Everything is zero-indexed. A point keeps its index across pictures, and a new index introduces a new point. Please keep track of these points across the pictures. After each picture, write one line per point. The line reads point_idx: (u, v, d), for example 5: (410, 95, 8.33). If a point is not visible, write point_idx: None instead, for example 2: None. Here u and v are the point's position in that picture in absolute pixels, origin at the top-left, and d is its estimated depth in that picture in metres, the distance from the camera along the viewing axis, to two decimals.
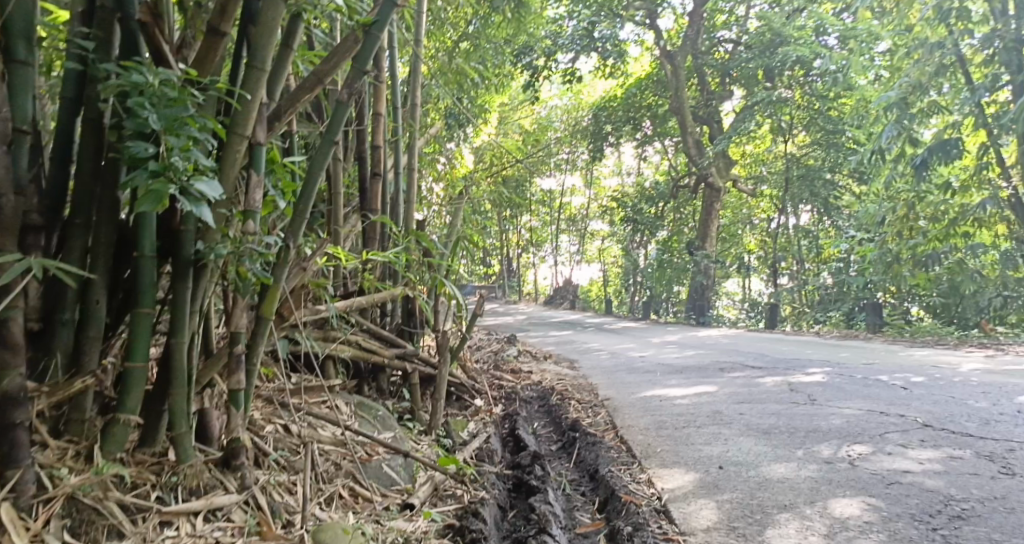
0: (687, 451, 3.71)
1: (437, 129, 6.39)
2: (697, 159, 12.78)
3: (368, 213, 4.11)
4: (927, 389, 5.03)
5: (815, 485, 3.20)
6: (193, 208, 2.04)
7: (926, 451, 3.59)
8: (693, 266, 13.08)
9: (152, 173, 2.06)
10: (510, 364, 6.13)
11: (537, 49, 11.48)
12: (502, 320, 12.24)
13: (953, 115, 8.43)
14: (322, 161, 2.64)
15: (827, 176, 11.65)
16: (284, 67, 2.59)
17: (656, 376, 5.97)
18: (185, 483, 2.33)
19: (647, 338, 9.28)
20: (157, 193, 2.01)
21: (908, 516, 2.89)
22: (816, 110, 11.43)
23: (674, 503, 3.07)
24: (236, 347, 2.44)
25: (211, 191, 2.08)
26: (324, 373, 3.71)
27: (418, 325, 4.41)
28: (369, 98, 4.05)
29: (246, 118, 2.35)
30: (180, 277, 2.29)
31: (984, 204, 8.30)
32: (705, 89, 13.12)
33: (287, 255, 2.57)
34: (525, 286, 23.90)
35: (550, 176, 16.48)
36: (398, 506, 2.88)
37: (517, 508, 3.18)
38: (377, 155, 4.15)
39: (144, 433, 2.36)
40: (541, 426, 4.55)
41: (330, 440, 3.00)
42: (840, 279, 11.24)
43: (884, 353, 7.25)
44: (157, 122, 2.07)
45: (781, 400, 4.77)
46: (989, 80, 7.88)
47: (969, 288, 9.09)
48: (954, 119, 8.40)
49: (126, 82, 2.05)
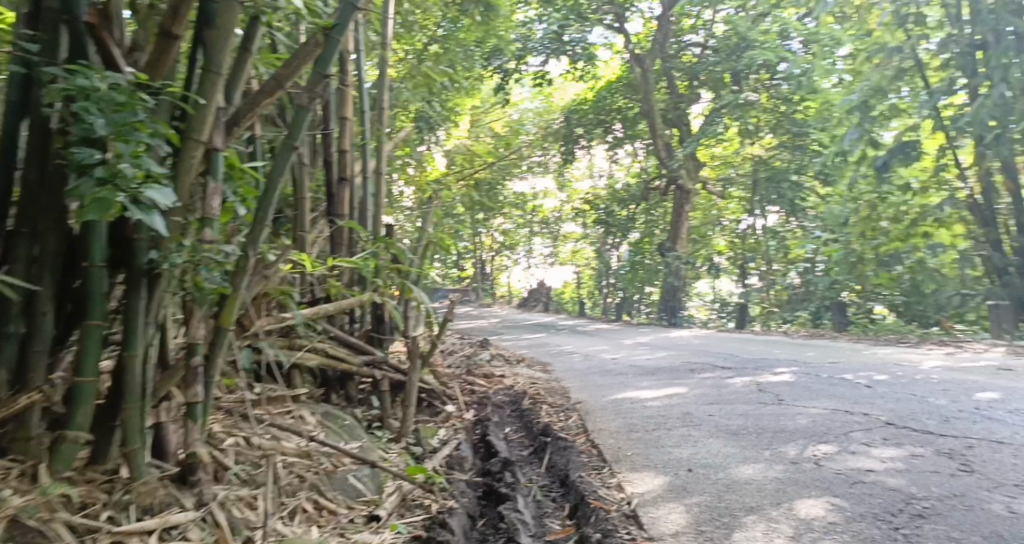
0: (657, 454, 3.68)
1: (407, 133, 6.35)
2: (667, 162, 12.84)
3: (335, 218, 4.03)
4: (891, 387, 5.06)
5: (782, 486, 3.18)
6: (143, 217, 1.97)
7: (889, 449, 3.60)
8: (664, 267, 13.12)
9: (99, 181, 1.99)
10: (482, 369, 6.08)
11: (507, 52, 11.45)
12: (475, 324, 12.20)
13: (913, 118, 8.49)
14: (282, 167, 2.58)
15: (793, 178, 11.73)
16: (243, 70, 2.52)
17: (628, 378, 5.95)
18: (138, 501, 2.31)
19: (619, 340, 9.28)
20: (105, 201, 1.94)
21: (871, 516, 2.88)
22: (782, 113, 11.57)
23: (643, 508, 3.04)
24: (193, 360, 2.41)
25: (162, 199, 2.00)
26: (291, 382, 3.65)
27: (388, 331, 4.34)
28: (334, 102, 3.99)
29: (202, 124, 2.29)
30: (133, 287, 2.26)
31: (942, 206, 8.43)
32: (674, 92, 13.15)
33: (246, 264, 2.52)
34: (499, 289, 23.86)
35: (521, 179, 16.47)
36: (364, 518, 2.83)
37: (487, 516, 3.13)
38: (345, 160, 4.05)
39: (96, 450, 2.36)
40: (513, 431, 4.50)
41: (295, 452, 2.95)
42: (807, 279, 11.32)
43: (851, 351, 7.29)
44: (105, 128, 2.02)
45: (750, 400, 4.78)
46: (945, 83, 7.97)
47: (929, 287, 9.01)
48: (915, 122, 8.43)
49: (71, 86, 2.00)
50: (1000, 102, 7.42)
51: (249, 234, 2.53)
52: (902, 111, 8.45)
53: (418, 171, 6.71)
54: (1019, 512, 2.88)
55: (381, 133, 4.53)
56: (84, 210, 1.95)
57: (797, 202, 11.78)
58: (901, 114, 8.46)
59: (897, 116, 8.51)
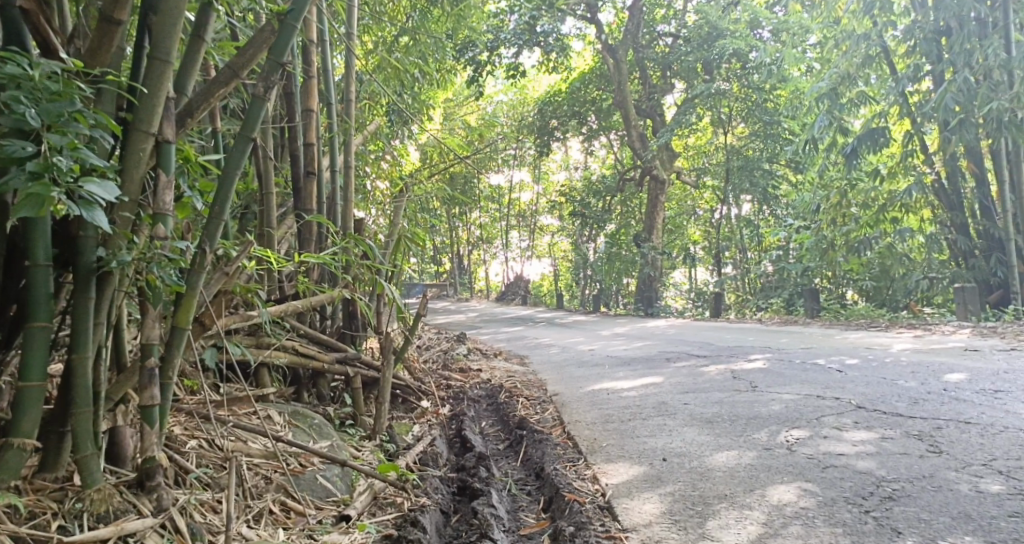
0: (631, 444, 3.64)
1: (378, 127, 6.25)
2: (641, 152, 12.83)
3: (302, 212, 3.91)
4: (862, 370, 5.06)
5: (754, 473, 3.15)
6: (83, 212, 1.99)
7: (860, 433, 3.58)
8: (640, 258, 13.10)
9: (31, 174, 1.97)
10: (458, 363, 6.02)
11: (479, 44, 11.33)
12: (453, 318, 12.16)
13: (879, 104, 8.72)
14: (239, 159, 2.50)
15: (766, 166, 11.59)
16: (195, 59, 2.43)
17: (604, 369, 5.92)
18: (91, 509, 2.25)
19: (597, 331, 9.26)
20: (39, 196, 1.93)
21: (842, 500, 2.85)
22: (753, 102, 11.42)
23: (617, 499, 3.00)
24: (147, 361, 2.34)
25: (103, 192, 2.02)
26: (260, 382, 3.58)
27: (360, 327, 4.25)
28: (298, 93, 3.89)
29: (151, 114, 2.25)
30: (82, 287, 2.21)
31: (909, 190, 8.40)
32: (647, 82, 13.11)
33: (203, 261, 2.44)
34: (477, 283, 23.75)
35: (495, 172, 16.39)
36: (333, 519, 2.77)
37: (461, 512, 3.07)
38: (311, 153, 3.94)
39: (46, 457, 2.29)
40: (489, 425, 4.43)
41: (260, 453, 2.90)
42: (780, 266, 11.34)
43: (822, 337, 7.32)
44: (37, 118, 1.99)
45: (724, 388, 4.75)
46: (911, 70, 7.99)
47: (897, 272, 9.13)
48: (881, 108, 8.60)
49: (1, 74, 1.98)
50: (964, 87, 7.46)
51: (205, 230, 2.46)
52: (869, 98, 8.63)
53: (390, 165, 6.64)
54: (986, 491, 2.86)
55: (347, 126, 4.41)
56: (18, 206, 1.94)
57: (769, 190, 11.79)
58: (867, 102, 8.63)
59: (865, 104, 8.68)
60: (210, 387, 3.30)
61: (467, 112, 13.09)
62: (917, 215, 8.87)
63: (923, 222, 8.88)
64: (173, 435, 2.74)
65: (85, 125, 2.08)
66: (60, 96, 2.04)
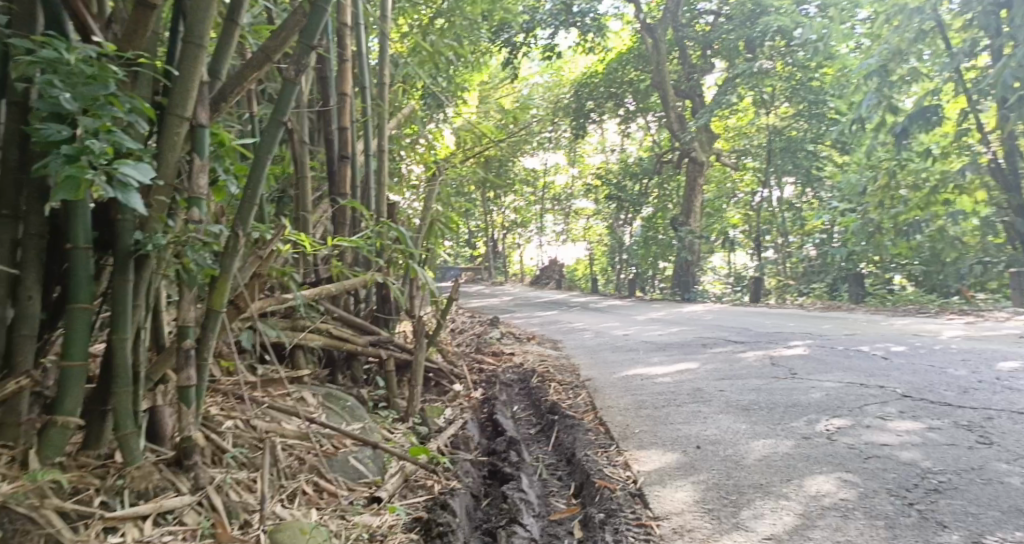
0: (665, 430, 3.63)
1: (414, 111, 6.24)
2: (680, 134, 12.70)
3: (336, 197, 3.92)
4: (907, 358, 4.99)
5: (791, 462, 3.12)
6: (119, 194, 2.01)
7: (904, 423, 3.53)
8: (677, 242, 13.00)
9: (67, 158, 2.01)
10: (491, 346, 6.03)
11: (514, 25, 11.28)
12: (486, 302, 12.21)
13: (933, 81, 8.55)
14: (271, 143, 2.52)
15: (809, 147, 11.51)
16: (230, 42, 2.44)
17: (639, 354, 5.90)
18: (131, 486, 2.29)
19: (631, 315, 9.24)
20: (75, 179, 1.97)
21: (885, 491, 2.82)
22: (797, 81, 11.25)
23: (650, 486, 2.99)
24: (183, 342, 2.37)
25: (138, 175, 2.04)
26: (295, 363, 3.61)
27: (393, 311, 4.27)
28: (333, 76, 3.90)
29: (185, 98, 2.27)
30: (121, 269, 2.23)
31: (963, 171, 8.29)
32: (686, 63, 12.99)
33: (236, 244, 2.46)
34: (512, 266, 23.77)
35: (529, 154, 16.35)
36: (364, 500, 2.80)
37: (492, 496, 3.08)
38: (345, 137, 3.93)
39: (88, 435, 2.33)
40: (521, 410, 4.44)
41: (294, 434, 2.93)
42: (824, 251, 11.21)
43: (866, 323, 7.22)
44: (72, 102, 2.03)
45: (762, 375, 4.71)
46: (966, 45, 7.87)
47: (950, 255, 9.02)
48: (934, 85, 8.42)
49: (38, 58, 2.00)
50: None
51: (238, 213, 2.49)
52: (921, 75, 8.43)
53: (425, 149, 6.65)
54: None
55: (382, 110, 4.41)
56: (56, 189, 1.97)
57: (813, 171, 11.56)
58: (918, 79, 8.42)
59: (916, 81, 8.48)
60: (246, 369, 3.33)
61: (503, 94, 13.06)
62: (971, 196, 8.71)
63: (976, 204, 8.75)
64: (210, 415, 2.77)
65: (120, 109, 2.10)
66: (95, 79, 2.06)
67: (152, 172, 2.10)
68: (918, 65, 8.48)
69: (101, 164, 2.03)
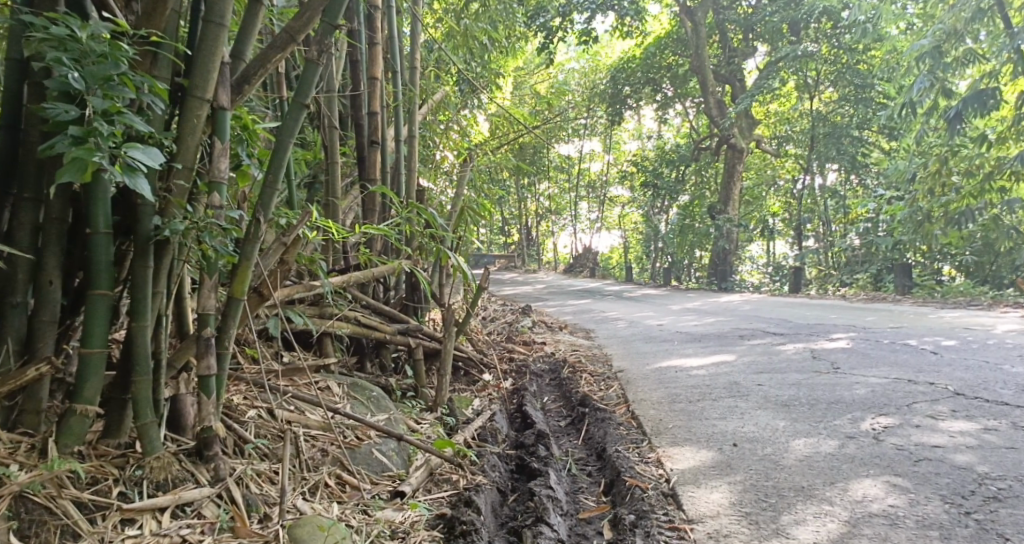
0: (700, 426, 3.52)
1: (448, 95, 6.15)
2: (719, 120, 12.48)
3: (366, 183, 3.81)
4: (958, 353, 4.82)
5: (835, 464, 3.00)
6: (127, 180, 1.95)
7: (958, 423, 3.38)
8: (715, 230, 12.77)
9: (75, 140, 1.95)
10: (523, 335, 5.94)
11: (550, 9, 11.09)
12: (520, 289, 12.10)
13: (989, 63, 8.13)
14: (293, 126, 2.45)
15: (855, 133, 11.20)
16: (254, 21, 2.37)
17: (674, 345, 5.78)
18: (151, 477, 2.23)
19: (666, 305, 9.07)
20: (82, 161, 1.91)
21: (939, 498, 2.69)
22: (844, 64, 10.99)
23: (683, 486, 2.89)
24: (204, 331, 2.30)
25: (146, 159, 1.99)
26: (322, 351, 3.53)
27: (423, 299, 4.18)
28: (365, 60, 3.79)
29: (205, 80, 2.21)
30: (141, 254, 2.16)
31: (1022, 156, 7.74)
32: (727, 46, 12.73)
33: (257, 230, 2.40)
34: (546, 254, 23.69)
35: (564, 142, 16.19)
36: (388, 494, 2.73)
37: (518, 492, 3.00)
38: (375, 122, 3.83)
39: (109, 424, 2.27)
40: (551, 401, 4.34)
41: (318, 424, 2.86)
42: (868, 240, 10.95)
43: (913, 315, 7.03)
44: (80, 82, 1.96)
45: (804, 368, 4.57)
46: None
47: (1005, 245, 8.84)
48: (990, 67, 8.13)
49: (47, 35, 1.95)
50: None
51: (260, 199, 2.42)
52: (977, 58, 8.12)
53: (459, 134, 6.54)
54: None
55: (414, 95, 4.31)
56: (62, 171, 1.92)
57: (858, 158, 11.28)
58: (974, 60, 8.12)
59: (972, 63, 8.17)
60: (273, 356, 3.27)
61: (538, 80, 12.91)
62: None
63: None
64: (233, 405, 2.70)
65: (132, 89, 2.03)
66: (105, 59, 2.00)
67: (161, 157, 2.05)
68: (974, 46, 8.21)
69: (109, 146, 1.97)
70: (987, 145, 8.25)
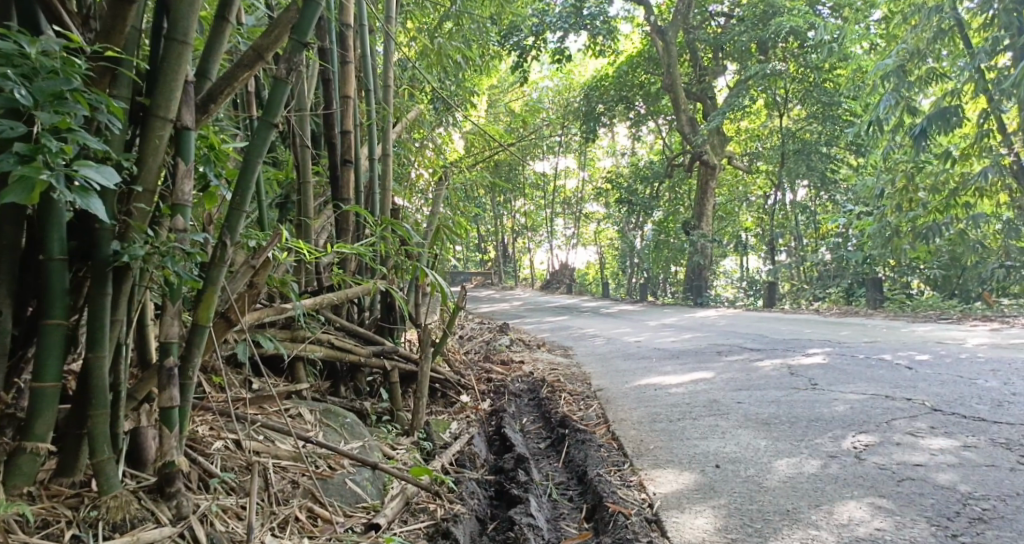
0: (681, 447, 3.45)
1: (422, 114, 6.09)
2: (691, 137, 12.49)
3: (340, 203, 3.72)
4: (932, 367, 4.80)
5: (818, 485, 2.94)
6: (78, 199, 1.87)
7: (938, 440, 3.34)
8: (689, 246, 12.78)
9: (22, 158, 1.87)
10: (500, 354, 5.86)
11: (524, 29, 11.08)
12: (497, 307, 12.00)
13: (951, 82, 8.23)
14: (261, 146, 2.37)
15: (823, 150, 11.27)
16: (220, 39, 2.29)
17: (652, 362, 5.71)
18: (107, 518, 2.13)
19: (643, 321, 9.02)
20: (29, 180, 1.83)
21: (925, 520, 2.65)
22: (811, 82, 11.09)
23: (666, 511, 2.83)
24: (166, 360, 2.20)
25: (99, 177, 1.91)
26: (294, 376, 3.43)
27: (398, 320, 4.07)
28: (337, 79, 3.69)
29: (168, 98, 2.13)
30: (99, 281, 2.08)
31: (984, 173, 7.99)
32: (698, 65, 12.86)
33: (224, 253, 2.31)
34: (522, 271, 23.61)
35: (538, 159, 16.17)
36: (362, 527, 2.63)
37: (497, 520, 2.92)
38: (348, 141, 3.74)
39: (63, 461, 2.18)
40: (530, 422, 4.25)
41: (288, 455, 2.77)
42: (838, 255, 10.95)
43: (886, 329, 7.01)
44: (28, 98, 1.88)
45: (782, 385, 4.53)
46: (988, 44, 7.59)
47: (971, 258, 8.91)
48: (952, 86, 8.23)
49: None
50: None
51: (226, 222, 2.33)
52: (939, 76, 8.21)
53: (433, 152, 6.46)
54: None
55: (386, 113, 4.24)
56: (6, 191, 1.84)
57: (828, 174, 11.30)
58: (937, 79, 8.22)
59: (934, 82, 8.26)
60: (242, 382, 3.16)
61: (512, 99, 12.90)
62: (991, 198, 8.48)
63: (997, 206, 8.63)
64: (197, 436, 2.60)
65: (86, 106, 1.95)
66: (57, 75, 1.93)
67: (116, 177, 1.96)
68: (936, 64, 8.29)
69: (59, 165, 1.89)
70: (950, 161, 8.31)
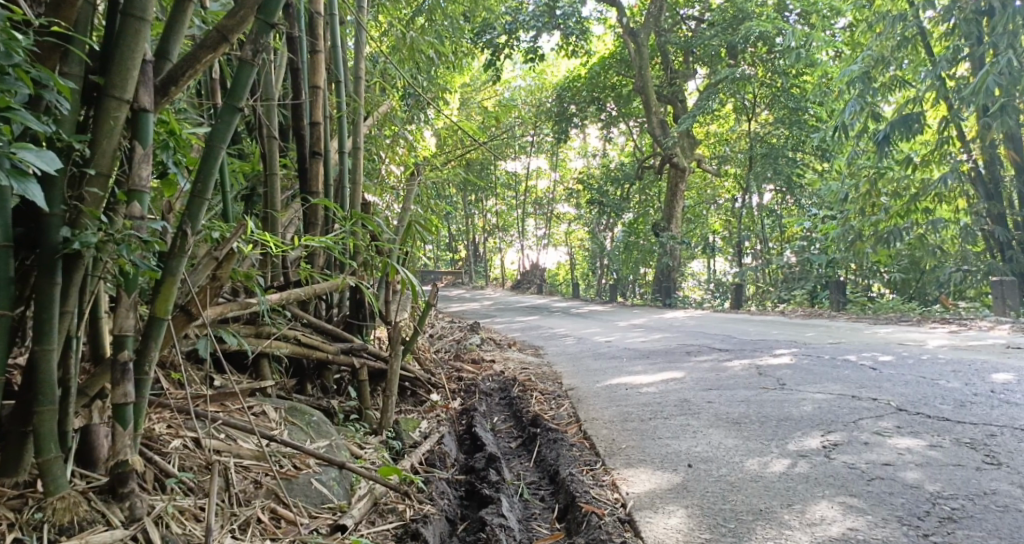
0: (653, 446, 3.39)
1: (393, 111, 6.00)
2: (661, 139, 12.42)
3: (308, 195, 3.59)
4: (896, 368, 4.79)
5: (791, 485, 2.89)
6: (17, 185, 1.78)
7: (905, 439, 3.31)
8: (658, 247, 12.77)
9: None
10: (471, 353, 5.77)
11: (497, 26, 10.96)
12: (468, 306, 11.85)
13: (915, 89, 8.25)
14: (225, 131, 2.26)
15: (790, 154, 11.19)
16: (182, 19, 2.18)
17: (622, 362, 5.66)
18: (53, 520, 2.03)
19: (613, 322, 8.95)
20: None
21: (895, 520, 2.61)
22: (779, 88, 11.12)
23: (640, 511, 2.77)
24: (120, 353, 2.10)
25: (41, 162, 1.81)
26: (259, 373, 3.32)
27: (368, 318, 3.95)
28: (306, 69, 3.56)
29: (124, 79, 2.03)
30: (47, 270, 1.98)
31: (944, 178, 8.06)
32: (669, 68, 12.91)
33: (183, 244, 2.20)
34: (493, 271, 23.58)
35: (510, 158, 16.09)
36: (327, 528, 2.54)
37: (468, 521, 2.85)
38: (317, 133, 3.62)
39: (8, 460, 2.08)
40: (501, 421, 4.17)
41: (250, 454, 2.67)
42: (803, 257, 10.98)
43: (850, 331, 7.00)
44: None
45: (750, 385, 4.49)
46: (949, 52, 7.61)
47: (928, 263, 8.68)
48: (915, 93, 8.24)
49: None
50: (1007, 69, 7.07)
51: (186, 210, 2.22)
52: (904, 83, 8.24)
53: (405, 149, 6.36)
54: None
55: (356, 106, 4.12)
56: None
57: (794, 177, 11.27)
58: (900, 87, 8.23)
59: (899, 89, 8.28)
60: (202, 379, 3.05)
61: (485, 98, 12.78)
62: (950, 204, 8.47)
63: (956, 211, 8.51)
64: (154, 434, 2.49)
65: (27, 83, 1.85)
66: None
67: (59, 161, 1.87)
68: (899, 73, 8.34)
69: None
70: (911, 168, 8.45)
